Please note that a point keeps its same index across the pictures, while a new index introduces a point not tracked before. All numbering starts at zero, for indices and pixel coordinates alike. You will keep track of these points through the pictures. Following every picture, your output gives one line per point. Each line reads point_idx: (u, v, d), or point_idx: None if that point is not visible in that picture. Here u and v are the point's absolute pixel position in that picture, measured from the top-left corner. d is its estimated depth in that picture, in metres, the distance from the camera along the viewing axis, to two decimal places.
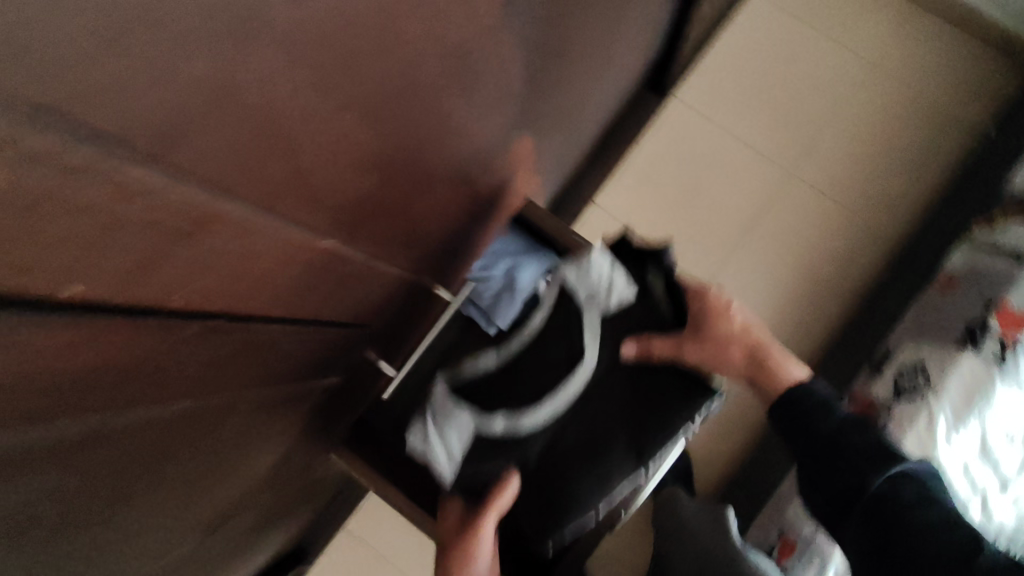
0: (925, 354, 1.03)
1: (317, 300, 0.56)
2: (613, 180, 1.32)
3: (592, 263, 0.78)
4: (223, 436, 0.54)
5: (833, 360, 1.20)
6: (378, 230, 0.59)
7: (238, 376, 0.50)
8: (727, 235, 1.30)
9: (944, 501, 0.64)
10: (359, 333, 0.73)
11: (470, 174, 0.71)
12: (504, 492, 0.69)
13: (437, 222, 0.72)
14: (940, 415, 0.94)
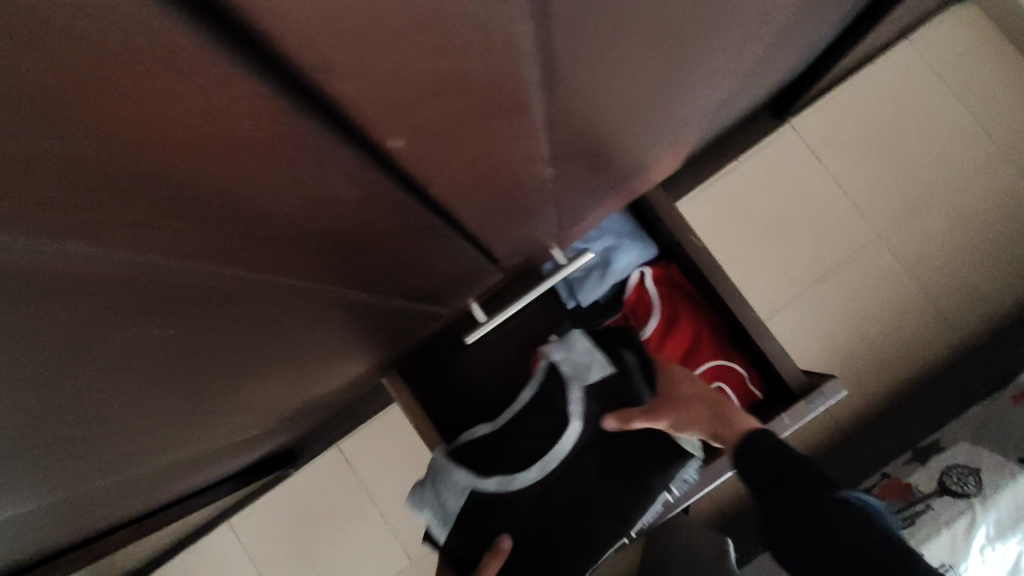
0: (983, 459, 1.09)
1: (447, 223, 0.53)
2: (704, 188, 1.40)
3: (575, 345, 0.91)
4: (280, 350, 0.54)
5: (875, 422, 1.34)
6: (529, 175, 0.54)
7: (320, 300, 0.49)
8: (793, 282, 1.38)
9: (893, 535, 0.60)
10: (446, 285, 0.74)
11: (623, 146, 0.66)
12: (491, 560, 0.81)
13: (570, 186, 0.68)
14: (981, 525, 1.03)
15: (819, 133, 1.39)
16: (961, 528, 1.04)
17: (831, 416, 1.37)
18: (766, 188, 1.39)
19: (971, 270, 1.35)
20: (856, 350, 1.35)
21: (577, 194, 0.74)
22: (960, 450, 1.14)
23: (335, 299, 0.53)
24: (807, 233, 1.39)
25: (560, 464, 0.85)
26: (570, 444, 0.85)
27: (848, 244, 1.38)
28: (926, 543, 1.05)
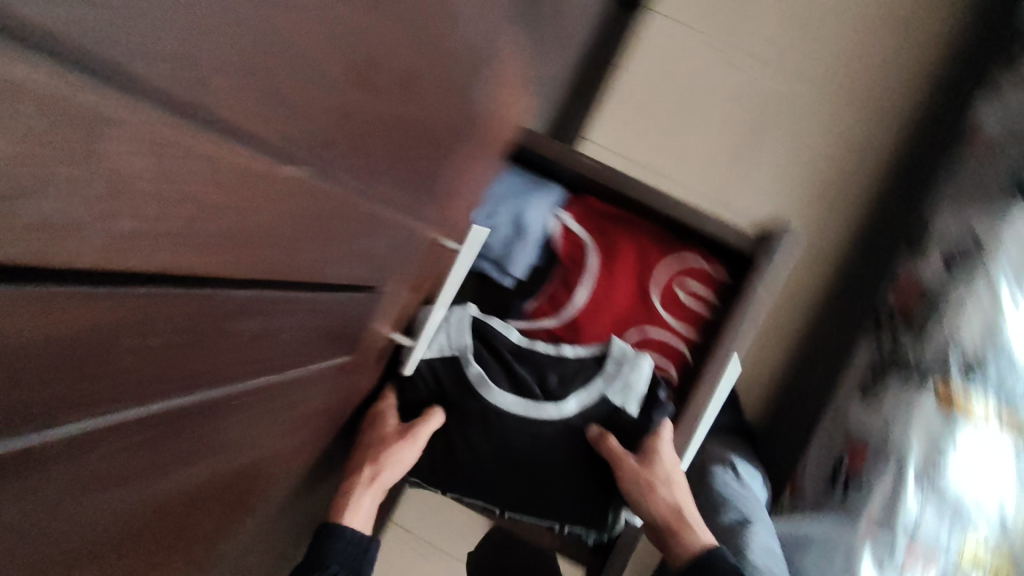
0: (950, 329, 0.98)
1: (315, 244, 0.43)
2: (604, 115, 1.35)
3: (641, 369, 0.74)
4: (219, 439, 0.44)
5: (827, 328, 1.29)
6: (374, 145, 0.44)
7: (239, 375, 0.42)
8: (722, 155, 1.32)
9: None
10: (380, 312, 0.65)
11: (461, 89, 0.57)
12: (421, 427, 0.73)
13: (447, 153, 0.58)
14: (929, 404, 0.97)
15: (699, 71, 1.33)
16: (895, 483, 0.95)
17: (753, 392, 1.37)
18: (660, 139, 1.34)
19: (908, 112, 1.28)
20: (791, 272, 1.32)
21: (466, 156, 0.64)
22: (888, 403, 1.03)
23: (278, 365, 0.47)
24: (709, 176, 1.33)
25: (538, 416, 0.74)
26: (554, 414, 0.74)
27: (758, 186, 1.32)
28: (865, 506, 0.96)
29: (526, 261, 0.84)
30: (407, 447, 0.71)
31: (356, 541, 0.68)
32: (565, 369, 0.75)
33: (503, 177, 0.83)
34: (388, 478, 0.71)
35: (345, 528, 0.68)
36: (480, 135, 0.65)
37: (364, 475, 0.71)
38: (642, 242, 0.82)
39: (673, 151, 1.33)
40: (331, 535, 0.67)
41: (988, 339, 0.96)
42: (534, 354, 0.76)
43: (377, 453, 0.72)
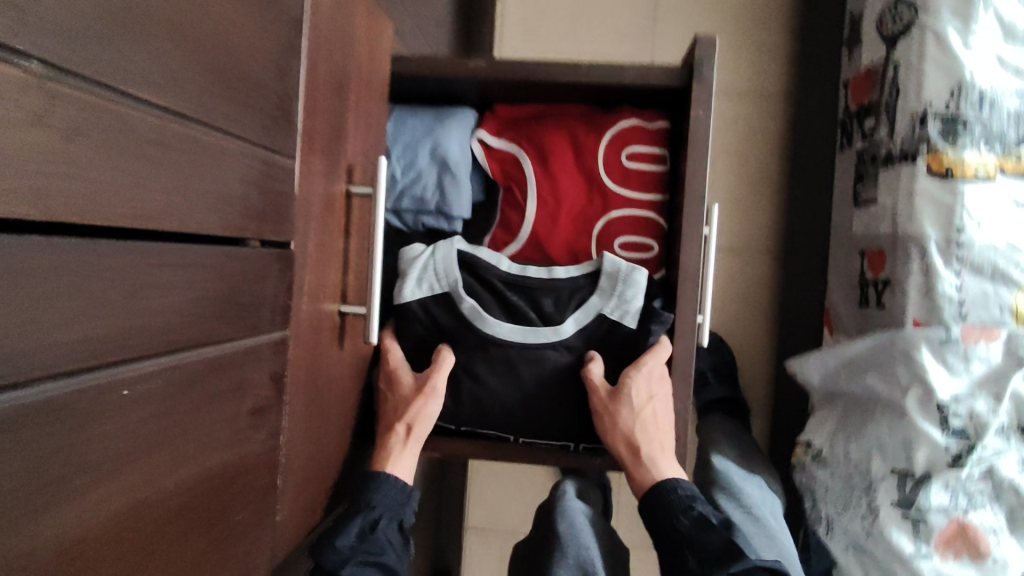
0: (914, 98, 0.91)
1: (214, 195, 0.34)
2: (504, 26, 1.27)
3: (634, 283, 0.69)
4: (205, 455, 0.35)
5: (804, 142, 1.22)
6: (242, 65, 0.36)
7: (188, 365, 0.32)
8: (635, 13, 1.25)
9: (698, 550, 0.61)
10: (348, 281, 0.56)
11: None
12: (440, 374, 0.68)
13: (333, 78, 0.50)
14: (922, 180, 0.90)
15: None
16: (919, 273, 0.90)
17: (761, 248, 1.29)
18: (566, 22, 1.26)
19: None
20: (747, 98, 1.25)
21: (360, 88, 0.56)
22: (882, 187, 0.97)
23: (250, 350, 0.38)
24: (627, 51, 1.25)
25: (537, 338, 0.70)
26: (553, 334, 0.70)
27: (679, 39, 1.24)
28: (904, 310, 0.91)
29: (467, 199, 0.75)
30: (432, 400, 0.68)
31: (399, 488, 0.63)
32: (560, 295, 0.70)
33: (407, 118, 0.75)
34: (421, 431, 0.67)
35: (389, 475, 0.63)
36: (364, 60, 0.57)
37: (396, 433, 0.65)
38: (570, 127, 0.75)
39: (583, 30, 1.26)
40: (374, 481, 0.62)
41: (956, 91, 0.88)
42: (526, 281, 0.71)
43: (402, 410, 0.67)
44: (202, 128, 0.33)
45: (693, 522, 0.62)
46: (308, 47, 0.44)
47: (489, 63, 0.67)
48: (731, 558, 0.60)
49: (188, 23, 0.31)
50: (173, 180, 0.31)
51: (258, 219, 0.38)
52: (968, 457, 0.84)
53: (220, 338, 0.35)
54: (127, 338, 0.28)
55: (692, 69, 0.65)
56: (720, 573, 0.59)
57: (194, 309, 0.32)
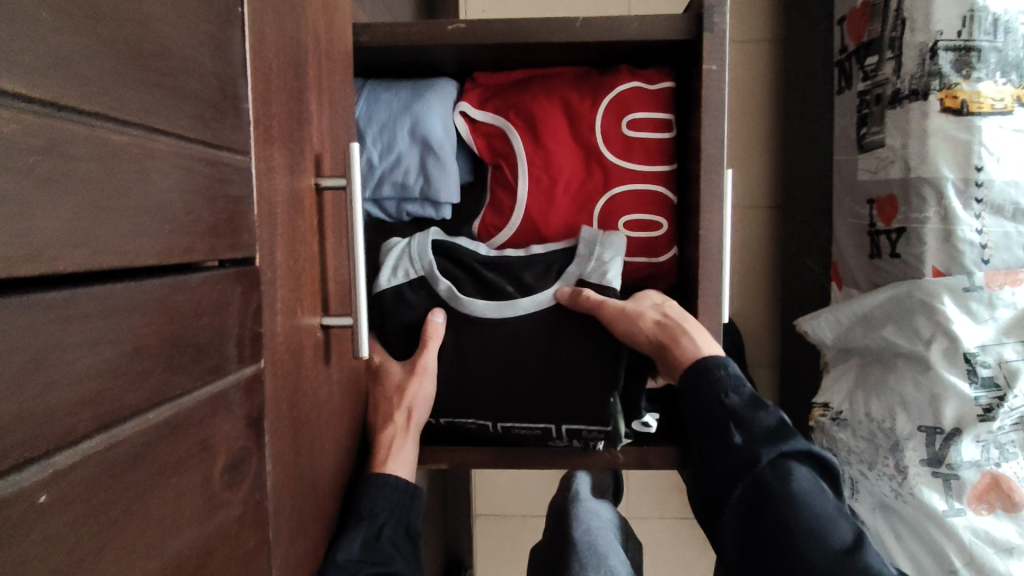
0: (923, 30, 0.84)
1: (158, 214, 0.27)
2: None
3: (610, 247, 0.64)
4: (173, 536, 0.28)
5: (797, 88, 1.15)
6: (171, 42, 0.28)
7: (137, 438, 0.25)
8: None
9: (755, 423, 0.57)
10: (328, 289, 0.49)
11: None
12: (428, 350, 0.62)
13: (289, 54, 0.42)
14: (936, 120, 0.84)
15: None
16: (936, 219, 0.85)
17: (758, 204, 1.23)
18: None
19: None
20: (735, 43, 1.20)
21: (320, 61, 0.48)
22: (890, 129, 0.90)
23: (217, 398, 0.31)
24: (604, 3, 1.16)
25: (519, 313, 0.64)
26: (533, 307, 0.64)
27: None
28: (922, 260, 0.86)
29: (452, 181, 0.67)
30: (426, 383, 0.62)
31: (402, 490, 0.58)
32: (537, 271, 0.65)
33: (379, 94, 0.67)
34: (421, 417, 0.62)
35: (390, 476, 0.57)
36: (321, 29, 0.48)
37: (396, 424, 0.61)
38: (562, 94, 0.67)
39: None
40: (371, 487, 0.56)
41: (967, 19, 0.82)
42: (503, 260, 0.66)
43: (396, 401, 0.61)
44: (130, 133, 0.25)
45: (746, 404, 0.57)
46: (252, 16, 0.36)
47: (468, 24, 0.59)
48: (782, 439, 0.56)
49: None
50: (80, 204, 0.22)
51: (210, 236, 0.31)
52: (999, 409, 0.81)
53: (173, 394, 0.28)
54: (32, 428, 0.20)
55: (700, 13, 0.57)
56: (776, 444, 0.56)
57: (130, 369, 0.25)
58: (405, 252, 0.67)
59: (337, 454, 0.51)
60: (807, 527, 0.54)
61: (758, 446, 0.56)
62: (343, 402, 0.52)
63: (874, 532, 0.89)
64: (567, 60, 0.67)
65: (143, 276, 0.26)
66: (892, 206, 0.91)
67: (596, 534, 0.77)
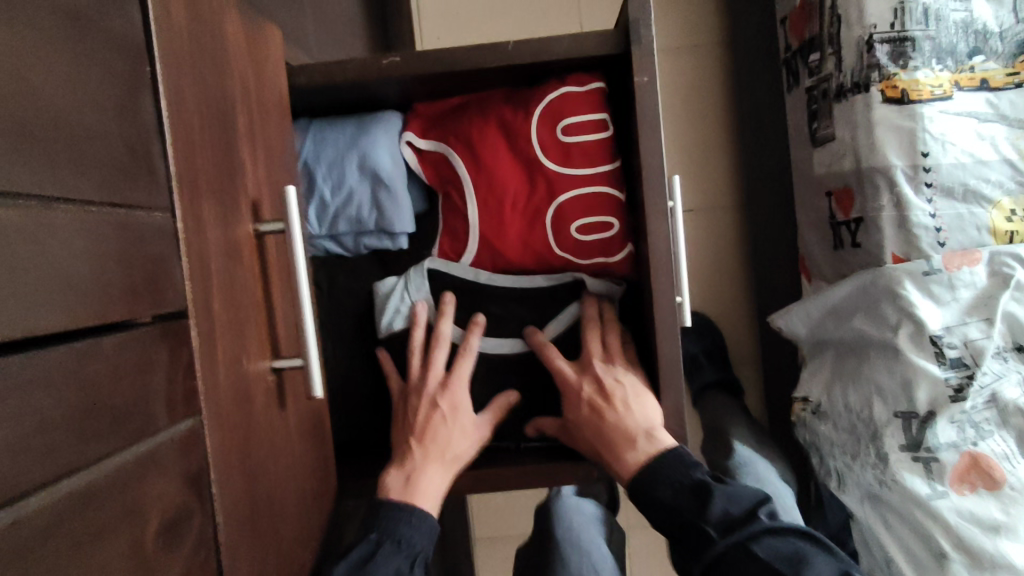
0: (858, 24, 0.86)
1: (59, 284, 0.27)
2: (420, 19, 1.19)
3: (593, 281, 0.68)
4: None
5: (748, 89, 1.17)
6: (60, 112, 0.28)
7: (44, 514, 0.25)
8: None
9: (697, 515, 0.56)
10: (277, 334, 0.48)
11: (196, 14, 0.41)
12: (463, 361, 0.66)
13: (212, 105, 0.42)
14: (880, 111, 0.85)
15: None
16: (891, 207, 0.86)
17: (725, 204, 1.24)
18: (488, 11, 1.19)
19: None
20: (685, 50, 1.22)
21: (248, 108, 0.48)
22: (840, 122, 0.91)
23: (145, 462, 0.31)
24: (556, 21, 1.18)
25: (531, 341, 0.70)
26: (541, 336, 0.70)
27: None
28: (884, 249, 0.87)
29: (406, 212, 0.67)
30: (460, 411, 0.64)
31: (429, 523, 0.57)
32: (539, 306, 0.70)
33: (325, 133, 0.67)
34: (450, 444, 0.62)
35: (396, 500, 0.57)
36: (248, 76, 0.49)
37: (415, 444, 0.62)
38: (496, 112, 0.66)
39: (507, 19, 1.19)
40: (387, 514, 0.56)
41: (899, 11, 0.84)
42: (501, 296, 0.70)
43: (425, 418, 0.63)
44: (13, 207, 0.25)
45: (683, 499, 0.57)
46: (161, 75, 0.36)
47: (401, 58, 0.60)
48: (703, 528, 0.56)
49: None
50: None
51: (126, 298, 0.31)
52: (970, 388, 0.81)
53: (91, 463, 0.28)
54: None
55: (626, 27, 0.58)
56: (716, 538, 0.55)
57: (35, 441, 0.25)
58: (405, 295, 0.69)
59: (306, 499, 0.51)
60: None
61: (704, 538, 0.56)
62: (305, 445, 0.52)
63: (864, 524, 0.88)
64: (494, 82, 0.67)
65: (49, 347, 0.26)
66: (847, 199, 0.93)
67: (577, 528, 0.78)
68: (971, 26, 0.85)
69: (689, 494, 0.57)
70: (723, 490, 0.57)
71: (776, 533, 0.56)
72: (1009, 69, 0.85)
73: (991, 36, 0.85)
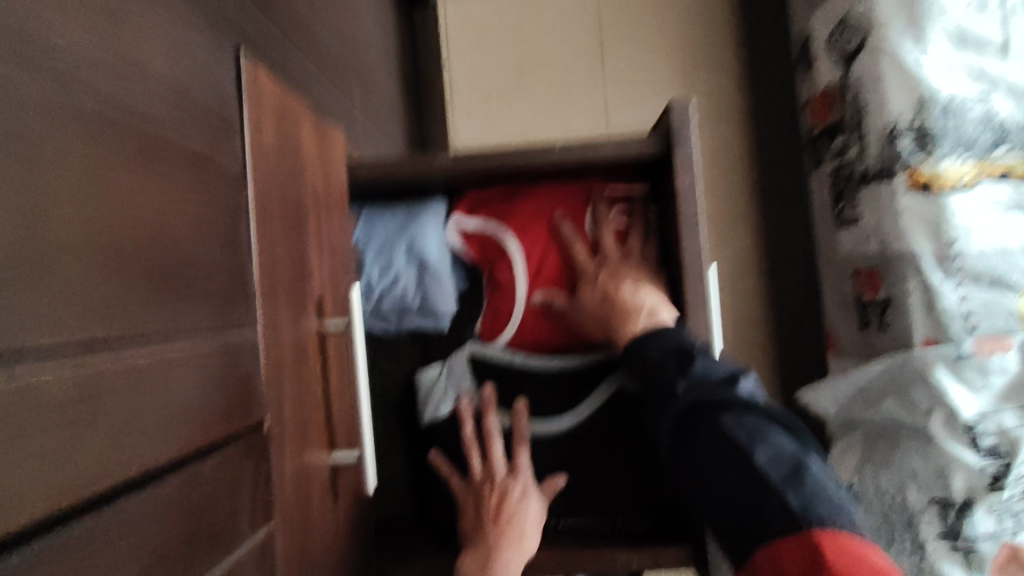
0: (881, 114, 0.90)
1: (176, 415, 0.30)
2: (455, 102, 1.26)
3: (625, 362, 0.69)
4: None
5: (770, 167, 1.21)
6: (182, 254, 0.32)
7: None
8: (591, 76, 1.24)
9: (683, 373, 0.56)
10: (334, 428, 0.50)
11: (282, 140, 0.45)
12: (520, 452, 0.66)
13: (291, 219, 0.46)
14: (907, 197, 0.88)
15: (510, 17, 1.25)
16: (920, 292, 0.88)
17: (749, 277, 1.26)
18: (520, 94, 1.25)
19: None
20: None
21: (319, 214, 0.52)
22: (866, 206, 0.94)
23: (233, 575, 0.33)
24: (588, 102, 1.24)
25: (577, 420, 0.69)
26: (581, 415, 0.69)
27: (636, 83, 1.24)
28: (914, 331, 0.89)
29: (450, 294, 0.70)
30: (527, 501, 0.64)
31: None
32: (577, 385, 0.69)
33: (377, 219, 0.71)
34: (524, 535, 0.61)
35: None
36: (319, 182, 0.53)
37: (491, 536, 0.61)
38: (542, 201, 0.70)
39: (538, 101, 1.25)
40: None
41: (921, 103, 0.87)
42: (540, 376, 0.70)
43: (494, 512, 0.63)
44: (149, 350, 0.28)
45: (672, 358, 0.58)
46: (256, 202, 0.40)
47: (454, 156, 0.64)
48: (678, 381, 0.56)
49: (110, 238, 0.26)
50: (108, 429, 0.25)
51: (225, 415, 0.34)
52: (1007, 477, 0.80)
53: None
54: None
55: (666, 132, 0.62)
56: (700, 392, 0.55)
57: (151, 571, 0.27)
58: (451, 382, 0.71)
59: None
60: (736, 480, 0.49)
61: (691, 392, 0.55)
62: (355, 534, 0.53)
63: None
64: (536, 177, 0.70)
65: (165, 476, 0.29)
66: (876, 280, 0.94)
67: None
68: (993, 120, 0.87)
69: (675, 360, 0.57)
70: (705, 359, 0.57)
71: (745, 413, 0.53)
72: None
73: (1013, 129, 0.87)
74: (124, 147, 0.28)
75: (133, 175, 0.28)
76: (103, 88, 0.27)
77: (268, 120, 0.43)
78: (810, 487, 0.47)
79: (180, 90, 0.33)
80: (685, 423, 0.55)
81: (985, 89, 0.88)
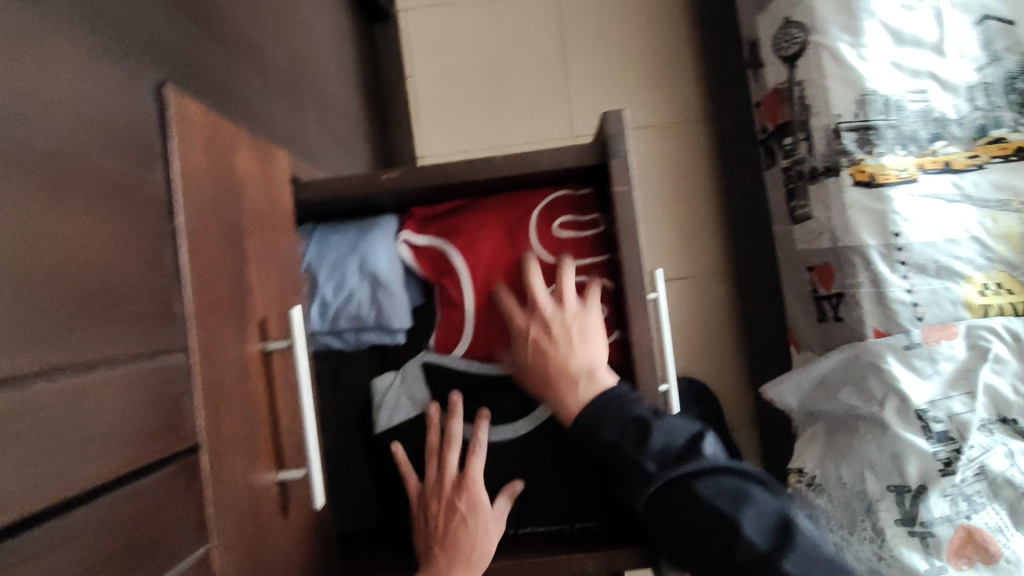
0: (825, 114, 0.93)
1: (99, 441, 0.31)
2: (418, 114, 1.27)
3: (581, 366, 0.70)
4: None
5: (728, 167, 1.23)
6: (102, 285, 0.33)
7: None
8: (550, 84, 1.26)
9: (646, 449, 0.58)
10: (282, 446, 0.51)
11: (215, 166, 0.46)
12: (474, 461, 0.64)
13: (228, 242, 0.47)
14: (853, 193, 0.91)
15: (469, 29, 1.27)
16: (869, 284, 0.90)
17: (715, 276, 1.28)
18: (482, 105, 1.27)
19: None
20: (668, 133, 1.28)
21: (260, 235, 0.53)
22: (815, 202, 0.97)
23: None
24: (548, 110, 1.26)
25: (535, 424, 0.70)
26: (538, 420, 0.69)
27: (595, 90, 1.26)
28: (865, 322, 0.91)
29: (404, 308, 0.71)
30: (474, 514, 0.62)
31: None
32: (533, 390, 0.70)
33: (329, 238, 0.72)
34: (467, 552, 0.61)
35: None
36: (261, 204, 0.54)
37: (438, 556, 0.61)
38: (490, 213, 0.71)
39: (499, 110, 1.26)
40: None
41: (862, 101, 0.90)
42: (495, 383, 0.70)
43: (444, 526, 0.63)
44: (73, 376, 0.29)
45: (633, 436, 0.58)
46: (185, 229, 0.41)
47: (399, 172, 0.65)
48: (643, 462, 0.57)
49: (21, 274, 0.27)
50: (32, 453, 0.26)
51: (155, 438, 0.35)
52: (958, 461, 0.82)
53: None
54: None
55: (603, 141, 0.63)
56: (674, 469, 0.57)
57: None
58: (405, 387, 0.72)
59: None
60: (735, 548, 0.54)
61: (664, 471, 0.57)
62: (311, 548, 0.54)
63: None
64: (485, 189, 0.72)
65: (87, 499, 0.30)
66: (830, 273, 0.96)
67: None
68: (930, 115, 0.90)
69: (633, 434, 0.58)
70: (661, 425, 0.58)
71: (723, 473, 0.57)
72: (970, 152, 0.90)
73: (950, 123, 0.91)
74: (35, 185, 0.29)
75: (46, 211, 0.29)
76: (11, 130, 0.28)
77: (199, 147, 0.44)
78: (799, 543, 0.54)
79: (97, 127, 0.34)
80: (666, 503, 0.56)
81: (924, 85, 0.91)
